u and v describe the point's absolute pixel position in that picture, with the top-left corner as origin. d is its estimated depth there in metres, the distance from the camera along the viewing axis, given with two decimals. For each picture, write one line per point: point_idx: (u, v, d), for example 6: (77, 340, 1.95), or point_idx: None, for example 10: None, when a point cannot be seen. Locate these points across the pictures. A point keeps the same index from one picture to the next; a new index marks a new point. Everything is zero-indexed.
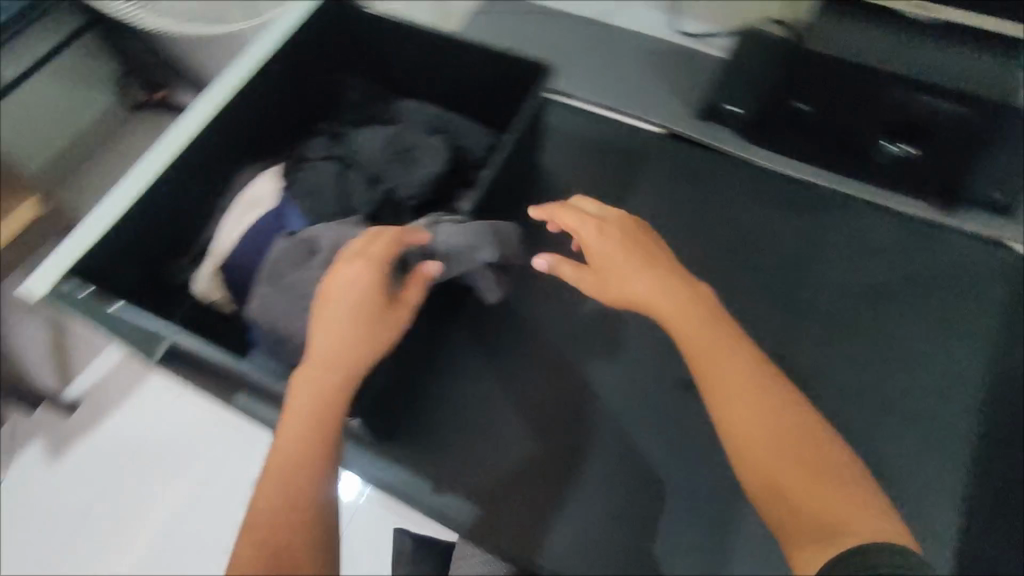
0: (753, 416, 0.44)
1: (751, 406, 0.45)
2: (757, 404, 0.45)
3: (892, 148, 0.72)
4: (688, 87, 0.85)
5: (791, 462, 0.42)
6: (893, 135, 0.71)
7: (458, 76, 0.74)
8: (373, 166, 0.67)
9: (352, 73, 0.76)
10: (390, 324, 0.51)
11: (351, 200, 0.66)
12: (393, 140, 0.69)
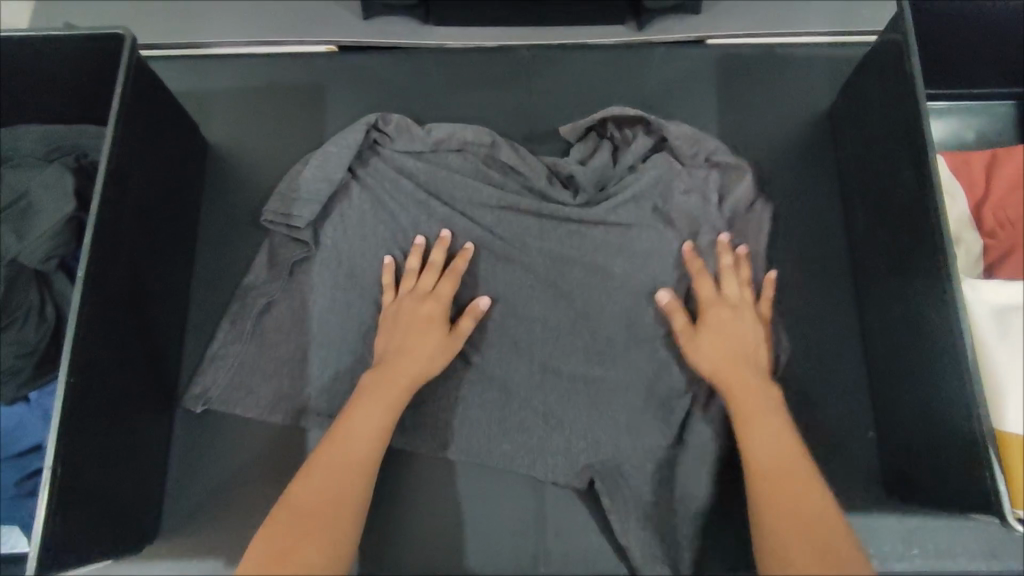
0: (786, 484, 0.65)
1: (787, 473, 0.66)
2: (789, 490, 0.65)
3: (891, 139, 0.78)
4: (567, 66, 0.99)
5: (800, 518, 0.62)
6: (885, 131, 0.80)
7: (110, 52, 0.79)
8: (55, 183, 0.80)
9: (116, 36, 0.76)
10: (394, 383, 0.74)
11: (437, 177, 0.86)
12: (66, 200, 0.80)
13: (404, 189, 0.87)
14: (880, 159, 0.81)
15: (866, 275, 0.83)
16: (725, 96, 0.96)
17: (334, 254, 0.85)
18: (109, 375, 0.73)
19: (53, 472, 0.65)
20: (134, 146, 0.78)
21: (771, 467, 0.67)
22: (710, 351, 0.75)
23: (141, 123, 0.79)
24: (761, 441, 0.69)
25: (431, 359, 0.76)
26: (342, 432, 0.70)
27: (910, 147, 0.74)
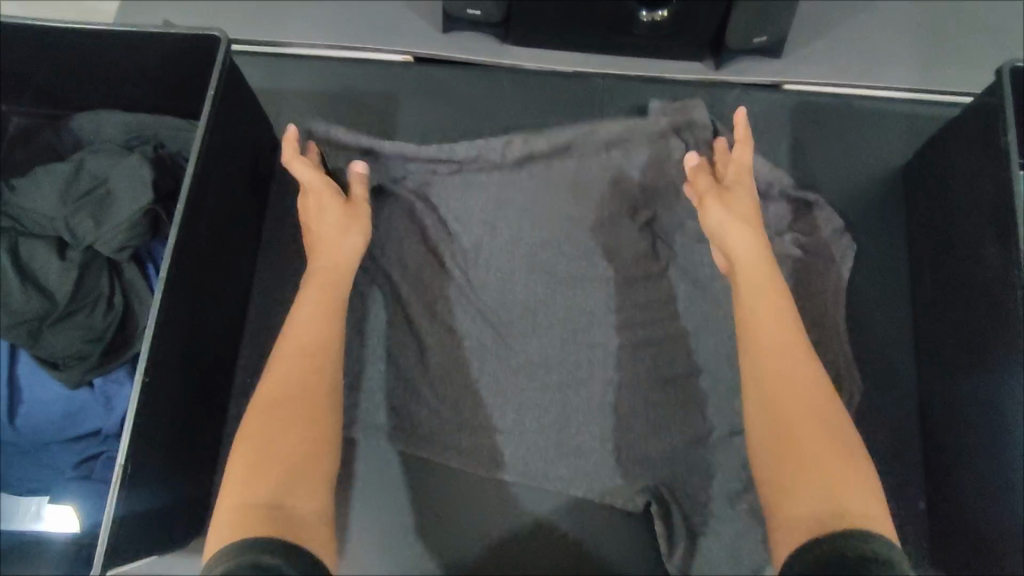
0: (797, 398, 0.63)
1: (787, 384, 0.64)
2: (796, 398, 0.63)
3: (973, 208, 0.77)
4: (642, 99, 0.98)
5: (802, 434, 0.61)
6: (967, 200, 0.78)
7: (200, 51, 0.80)
8: (135, 174, 0.81)
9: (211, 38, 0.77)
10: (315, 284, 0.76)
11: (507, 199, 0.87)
12: (145, 192, 0.81)
13: (471, 210, 0.88)
14: (958, 229, 0.80)
15: (933, 342, 0.82)
16: (798, 143, 0.95)
17: (398, 269, 0.86)
18: (176, 374, 0.74)
19: (123, 469, 0.66)
20: (217, 146, 0.78)
21: (773, 370, 0.65)
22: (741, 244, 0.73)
23: (226, 123, 0.80)
24: (751, 307, 0.69)
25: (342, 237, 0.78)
26: (289, 332, 0.73)
27: (994, 221, 0.73)
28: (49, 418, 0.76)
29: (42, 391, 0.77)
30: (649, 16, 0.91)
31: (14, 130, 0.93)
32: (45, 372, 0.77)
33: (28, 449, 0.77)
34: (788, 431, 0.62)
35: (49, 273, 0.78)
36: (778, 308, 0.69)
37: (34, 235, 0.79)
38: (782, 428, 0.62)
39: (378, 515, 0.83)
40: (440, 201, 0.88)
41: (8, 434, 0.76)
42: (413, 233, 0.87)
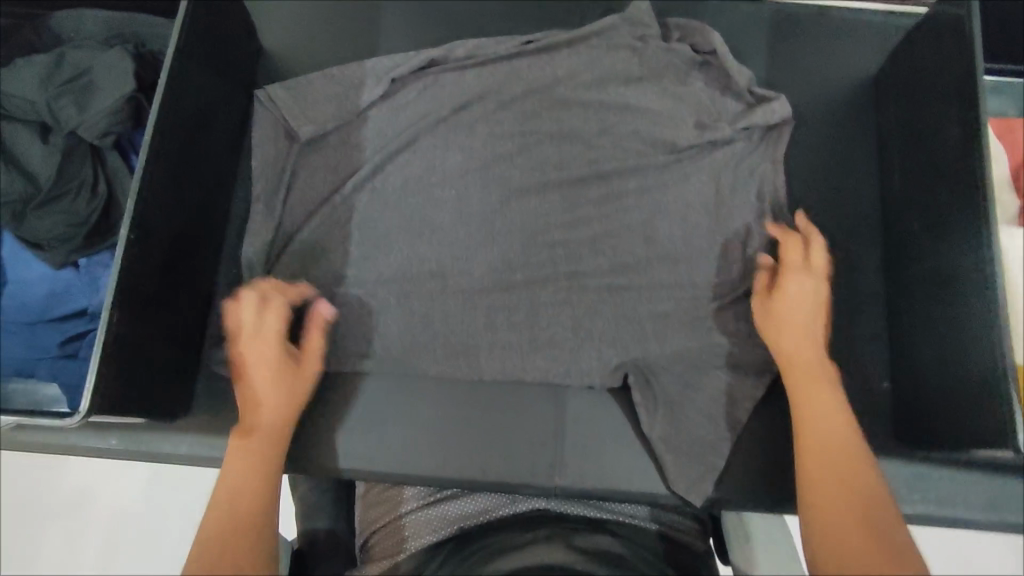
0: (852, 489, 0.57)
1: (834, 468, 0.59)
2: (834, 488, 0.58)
3: (934, 101, 0.81)
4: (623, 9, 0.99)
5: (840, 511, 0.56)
6: (929, 95, 0.82)
7: None
8: (118, 63, 0.82)
9: None
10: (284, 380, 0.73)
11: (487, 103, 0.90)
12: (127, 80, 0.82)
13: (450, 110, 0.89)
14: (921, 123, 0.83)
15: (898, 234, 0.85)
16: (775, 51, 0.97)
17: (382, 169, 0.88)
18: (162, 246, 0.76)
19: (109, 321, 0.69)
20: (201, 36, 0.81)
21: (817, 442, 0.62)
22: (794, 309, 0.74)
23: (210, 15, 0.83)
24: (792, 336, 0.72)
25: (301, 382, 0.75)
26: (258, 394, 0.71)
27: (952, 108, 0.77)
28: (36, 299, 0.78)
29: (28, 272, 0.79)
30: None
31: None
32: (30, 253, 0.78)
33: (11, 329, 0.78)
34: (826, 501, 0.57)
35: (32, 155, 0.78)
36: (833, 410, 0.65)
37: (17, 121, 0.80)
38: (827, 497, 0.57)
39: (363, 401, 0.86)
40: (421, 103, 0.90)
41: None
42: (396, 135, 0.89)
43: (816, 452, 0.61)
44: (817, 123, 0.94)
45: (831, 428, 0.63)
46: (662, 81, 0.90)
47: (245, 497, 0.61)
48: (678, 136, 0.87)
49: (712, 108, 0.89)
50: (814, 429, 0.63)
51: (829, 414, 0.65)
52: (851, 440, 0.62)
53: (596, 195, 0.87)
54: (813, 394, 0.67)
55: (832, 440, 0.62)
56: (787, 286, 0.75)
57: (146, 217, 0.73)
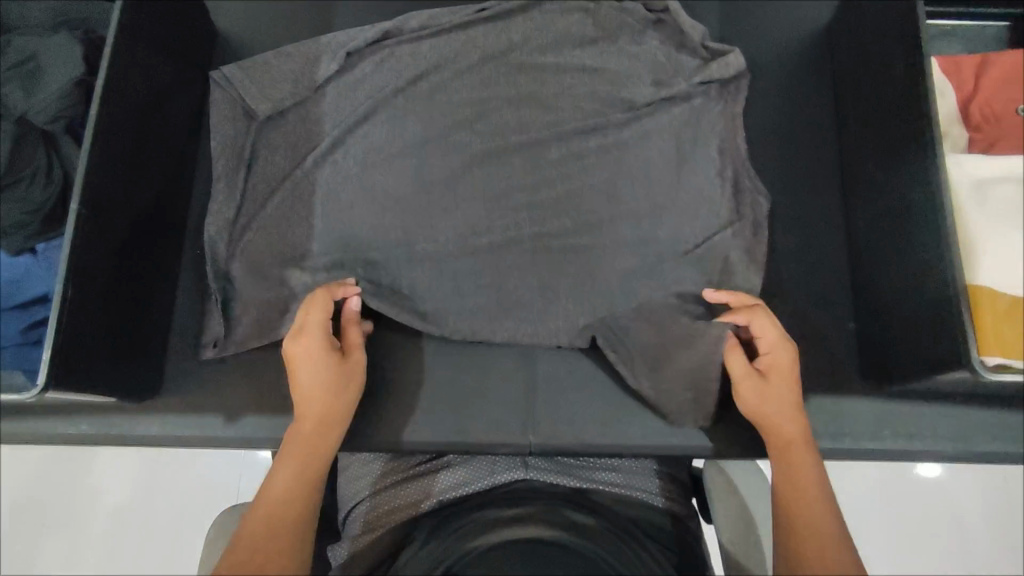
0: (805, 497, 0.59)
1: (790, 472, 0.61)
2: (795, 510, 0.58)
3: (883, 40, 0.81)
4: None
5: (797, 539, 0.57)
6: (878, 34, 0.83)
7: None
8: (65, 48, 0.81)
9: None
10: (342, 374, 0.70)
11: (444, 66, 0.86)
12: (76, 64, 0.81)
13: (408, 81, 0.87)
14: (871, 65, 0.84)
15: (857, 176, 0.86)
16: (729, 5, 0.97)
17: (332, 135, 0.85)
18: (119, 222, 0.75)
19: (64, 293, 0.68)
20: (147, 11, 0.80)
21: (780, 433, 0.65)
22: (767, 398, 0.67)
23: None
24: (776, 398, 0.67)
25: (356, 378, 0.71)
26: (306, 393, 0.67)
27: (899, 44, 0.78)
28: None
29: None
30: None
31: None
32: None
33: None
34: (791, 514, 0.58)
35: None
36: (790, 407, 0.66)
37: None
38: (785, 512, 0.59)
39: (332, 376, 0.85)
40: (378, 77, 0.87)
41: None
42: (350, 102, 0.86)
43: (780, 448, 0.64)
44: (774, 75, 0.95)
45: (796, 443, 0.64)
46: (617, 39, 0.89)
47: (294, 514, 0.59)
48: (637, 93, 0.86)
49: (672, 63, 0.87)
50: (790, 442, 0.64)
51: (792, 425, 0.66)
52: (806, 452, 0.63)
53: (558, 154, 0.86)
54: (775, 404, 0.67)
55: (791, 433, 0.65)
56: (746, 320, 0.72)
57: (99, 192, 0.72)
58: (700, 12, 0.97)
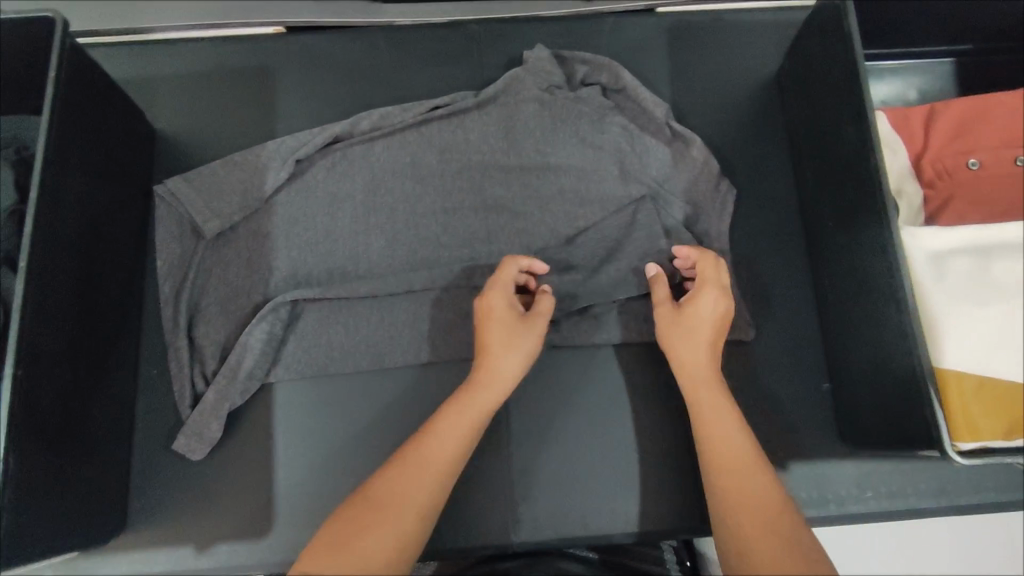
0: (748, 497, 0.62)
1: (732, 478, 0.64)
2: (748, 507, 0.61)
3: (827, 101, 0.81)
4: (522, 42, 0.97)
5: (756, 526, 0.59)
6: (822, 93, 0.82)
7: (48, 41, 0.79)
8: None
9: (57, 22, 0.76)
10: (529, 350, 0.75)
11: (399, 166, 0.89)
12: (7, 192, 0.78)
13: (358, 182, 0.89)
14: (818, 123, 0.84)
15: (818, 233, 0.85)
16: (677, 63, 0.97)
17: (297, 247, 0.86)
18: (63, 366, 0.71)
19: (7, 467, 0.63)
20: (75, 133, 0.76)
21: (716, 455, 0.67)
22: (685, 342, 0.74)
23: (83, 110, 0.78)
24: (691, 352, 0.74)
25: (513, 369, 0.74)
26: (488, 369, 0.73)
27: (841, 107, 0.77)
28: None
29: None
30: None
31: None
32: None
33: None
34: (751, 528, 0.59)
35: None
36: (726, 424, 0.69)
37: None
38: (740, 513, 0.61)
39: (296, 494, 0.80)
40: (332, 183, 0.88)
41: None
42: (310, 211, 0.88)
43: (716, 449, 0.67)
44: (727, 131, 0.94)
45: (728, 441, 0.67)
46: (567, 122, 0.91)
47: (422, 488, 0.65)
48: (589, 177, 0.89)
49: (620, 145, 0.90)
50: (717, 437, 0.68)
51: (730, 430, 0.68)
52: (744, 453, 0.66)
53: (517, 243, 0.88)
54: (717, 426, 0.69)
55: (725, 437, 0.68)
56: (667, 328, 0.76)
57: (38, 341, 0.67)
58: (649, 72, 0.96)
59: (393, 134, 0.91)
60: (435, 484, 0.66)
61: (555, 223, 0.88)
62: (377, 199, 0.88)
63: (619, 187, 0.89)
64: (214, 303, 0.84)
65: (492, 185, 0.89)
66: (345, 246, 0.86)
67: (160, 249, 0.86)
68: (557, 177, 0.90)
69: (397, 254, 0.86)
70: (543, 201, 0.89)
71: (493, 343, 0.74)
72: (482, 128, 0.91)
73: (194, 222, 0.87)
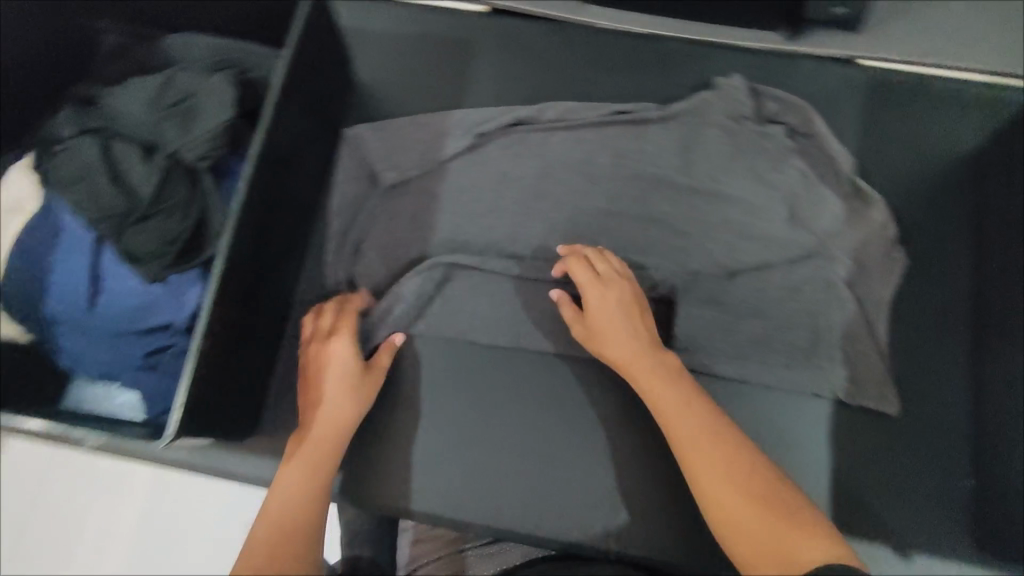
0: (732, 472, 0.64)
1: (710, 464, 0.65)
2: (723, 490, 0.63)
3: None
4: (716, 69, 0.98)
5: (739, 510, 0.62)
6: None
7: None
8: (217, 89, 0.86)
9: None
10: (368, 385, 0.79)
11: (574, 160, 0.91)
12: (223, 105, 0.85)
13: (531, 166, 0.91)
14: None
15: (996, 324, 0.83)
16: (871, 121, 0.94)
17: (462, 215, 0.90)
18: (248, 272, 0.78)
19: (199, 347, 0.71)
20: (302, 69, 0.84)
21: (689, 439, 0.68)
22: (610, 339, 0.77)
23: (309, 51, 0.85)
24: (616, 345, 0.76)
25: (351, 403, 0.76)
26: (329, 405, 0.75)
27: None
28: (124, 310, 0.81)
29: (116, 283, 0.81)
30: None
31: (107, 46, 0.96)
32: (123, 266, 0.81)
33: (97, 335, 0.81)
34: (737, 512, 0.62)
35: (133, 173, 0.81)
36: (673, 400, 0.71)
37: (116, 137, 0.83)
38: (726, 502, 0.63)
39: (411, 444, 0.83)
40: (506, 163, 0.91)
41: (84, 318, 0.80)
42: (481, 184, 0.91)
43: (686, 443, 0.68)
44: (911, 199, 0.90)
45: (701, 432, 0.67)
46: (746, 156, 0.90)
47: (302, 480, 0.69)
48: (759, 214, 0.88)
49: (798, 190, 0.89)
50: (686, 433, 0.68)
51: (702, 417, 0.69)
52: (719, 432, 0.68)
53: (671, 260, 0.88)
54: (678, 423, 0.69)
55: (696, 425, 0.68)
56: (591, 326, 0.78)
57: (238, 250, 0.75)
58: (840, 124, 0.94)
59: (573, 128, 0.93)
60: (314, 482, 0.70)
61: (713, 251, 0.88)
62: (545, 186, 0.91)
63: (788, 230, 0.87)
64: (376, 249, 0.89)
65: (659, 198, 0.90)
66: (507, 224, 0.89)
67: (338, 188, 0.92)
68: (726, 206, 0.89)
69: (553, 244, 0.88)
70: (706, 226, 0.89)
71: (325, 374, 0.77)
72: (660, 143, 0.92)
73: (373, 169, 0.92)
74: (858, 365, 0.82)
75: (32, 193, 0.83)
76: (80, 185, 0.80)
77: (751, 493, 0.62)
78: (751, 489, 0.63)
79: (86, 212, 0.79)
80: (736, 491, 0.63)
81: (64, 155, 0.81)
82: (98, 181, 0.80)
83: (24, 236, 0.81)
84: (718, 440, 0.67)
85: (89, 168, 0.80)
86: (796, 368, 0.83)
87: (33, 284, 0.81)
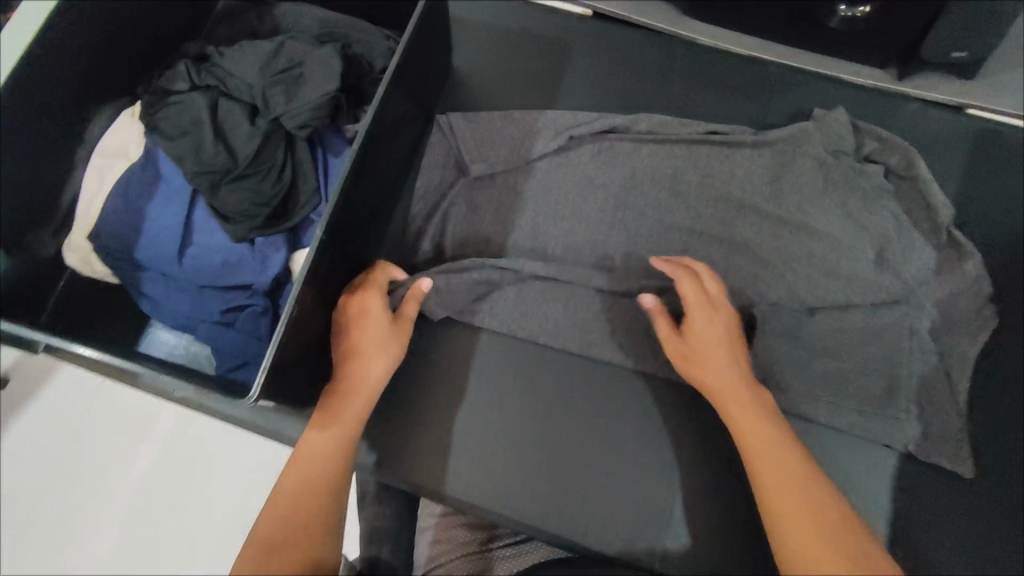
0: (818, 515, 0.60)
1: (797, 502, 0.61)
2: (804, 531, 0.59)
3: None
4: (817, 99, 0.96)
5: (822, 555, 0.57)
6: None
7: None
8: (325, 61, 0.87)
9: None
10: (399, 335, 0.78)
11: (662, 174, 0.91)
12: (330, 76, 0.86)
13: (619, 174, 0.91)
14: None
15: None
16: (973, 171, 0.91)
17: (544, 214, 0.89)
18: (337, 247, 0.80)
19: (290, 315, 0.73)
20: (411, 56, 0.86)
21: (772, 473, 0.64)
22: (717, 367, 0.73)
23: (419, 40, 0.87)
24: (718, 365, 0.73)
25: (382, 357, 0.76)
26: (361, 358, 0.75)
27: None
28: (210, 266, 0.82)
29: (207, 238, 0.83)
30: (847, 10, 0.86)
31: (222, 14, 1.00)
32: (215, 222, 0.83)
33: (182, 286, 0.83)
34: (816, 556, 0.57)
35: (238, 134, 0.83)
36: (768, 436, 0.67)
37: (226, 98, 0.85)
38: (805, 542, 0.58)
39: (466, 433, 0.82)
40: (593, 168, 0.91)
41: (171, 268, 0.82)
42: (567, 185, 0.91)
43: (769, 474, 0.64)
44: (1008, 257, 0.87)
45: (791, 468, 0.64)
46: (840, 190, 0.88)
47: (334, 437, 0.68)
48: (848, 251, 0.86)
49: (893, 232, 0.86)
50: (772, 464, 0.64)
51: (791, 454, 0.65)
52: (808, 474, 0.63)
53: (749, 287, 0.86)
54: (764, 453, 0.66)
55: (785, 459, 0.65)
56: (699, 351, 0.75)
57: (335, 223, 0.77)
58: (941, 170, 0.91)
59: (664, 142, 0.92)
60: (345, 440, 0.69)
61: (795, 283, 0.86)
62: (630, 196, 0.90)
63: (876, 272, 0.85)
64: (456, 236, 0.90)
65: (744, 222, 0.89)
66: (587, 229, 0.89)
67: (425, 172, 0.93)
68: (813, 239, 0.87)
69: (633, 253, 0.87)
70: (791, 257, 0.87)
71: (360, 329, 0.77)
72: (752, 166, 0.90)
73: (461, 158, 0.93)
74: (932, 420, 0.80)
75: (136, 140, 0.85)
76: (187, 139, 0.82)
77: (835, 538, 0.58)
78: (836, 537, 0.58)
79: (189, 166, 0.82)
80: (818, 534, 0.58)
81: (176, 109, 0.84)
82: (205, 138, 0.82)
83: (122, 181, 0.83)
84: (808, 481, 0.63)
85: (198, 124, 0.83)
86: (868, 414, 0.80)
87: (124, 228, 0.82)
